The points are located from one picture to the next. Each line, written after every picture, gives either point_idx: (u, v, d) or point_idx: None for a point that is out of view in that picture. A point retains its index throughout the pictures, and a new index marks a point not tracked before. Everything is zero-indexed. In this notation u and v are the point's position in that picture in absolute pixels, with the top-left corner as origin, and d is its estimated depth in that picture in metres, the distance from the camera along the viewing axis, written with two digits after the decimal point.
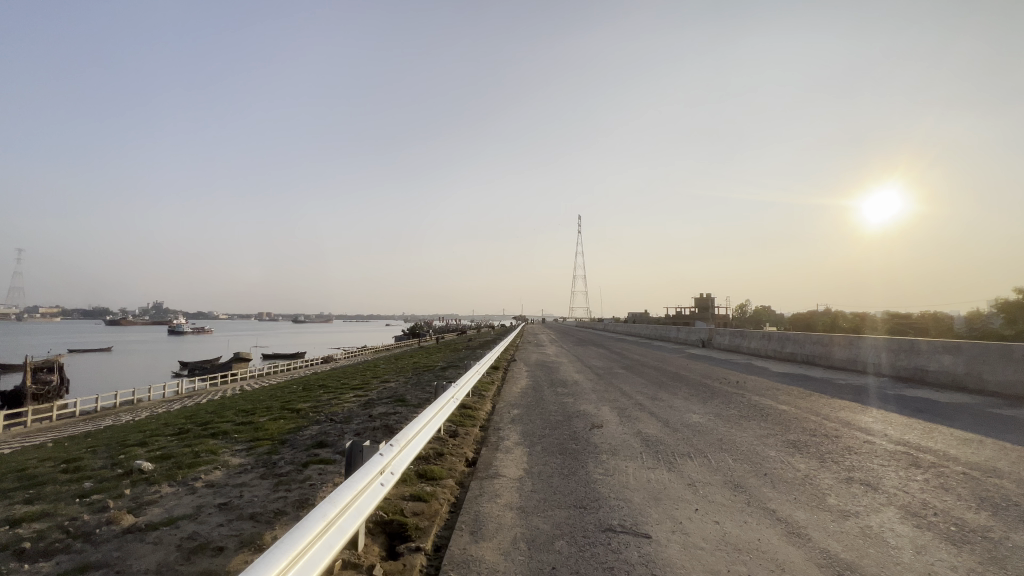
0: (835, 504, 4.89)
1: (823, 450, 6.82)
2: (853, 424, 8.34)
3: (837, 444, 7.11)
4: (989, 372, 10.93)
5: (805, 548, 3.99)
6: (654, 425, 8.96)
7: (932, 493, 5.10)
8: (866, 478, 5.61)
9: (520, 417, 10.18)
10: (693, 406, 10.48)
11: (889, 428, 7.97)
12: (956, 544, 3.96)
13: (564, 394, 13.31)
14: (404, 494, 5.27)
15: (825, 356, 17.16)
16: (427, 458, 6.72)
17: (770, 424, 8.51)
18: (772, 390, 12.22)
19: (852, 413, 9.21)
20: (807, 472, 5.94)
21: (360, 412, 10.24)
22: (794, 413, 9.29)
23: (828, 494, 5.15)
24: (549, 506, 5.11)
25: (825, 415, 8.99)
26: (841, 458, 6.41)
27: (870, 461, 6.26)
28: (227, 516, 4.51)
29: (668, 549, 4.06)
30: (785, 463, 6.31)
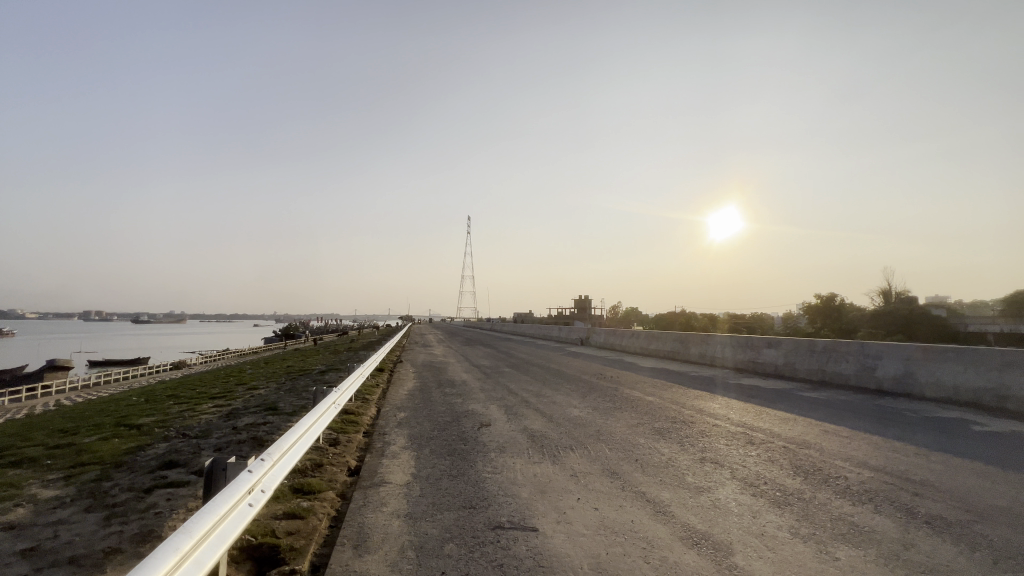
0: (692, 482, 5.56)
1: (682, 435, 7.75)
2: (704, 410, 9.61)
3: (692, 429, 8.12)
4: (800, 361, 13.39)
5: (670, 524, 4.47)
6: (539, 420, 9.34)
7: (763, 465, 6.08)
8: (715, 457, 6.49)
9: (407, 420, 9.90)
10: (575, 401, 11.15)
11: (731, 412, 9.34)
12: (780, 506, 4.77)
13: (452, 394, 13.28)
14: (277, 512, 4.77)
15: (682, 352, 19.53)
16: (303, 471, 6.16)
17: (639, 414, 9.42)
18: (641, 383, 13.54)
19: (703, 400, 10.60)
20: (670, 455, 6.69)
21: (221, 424, 9.05)
22: (658, 404, 10.40)
23: (686, 474, 5.83)
24: (438, 510, 5.01)
25: (682, 404, 10.23)
26: (695, 441, 7.33)
27: (718, 442, 7.24)
28: (35, 565, 3.63)
29: (553, 539, 4.24)
30: (652, 448, 7.02)
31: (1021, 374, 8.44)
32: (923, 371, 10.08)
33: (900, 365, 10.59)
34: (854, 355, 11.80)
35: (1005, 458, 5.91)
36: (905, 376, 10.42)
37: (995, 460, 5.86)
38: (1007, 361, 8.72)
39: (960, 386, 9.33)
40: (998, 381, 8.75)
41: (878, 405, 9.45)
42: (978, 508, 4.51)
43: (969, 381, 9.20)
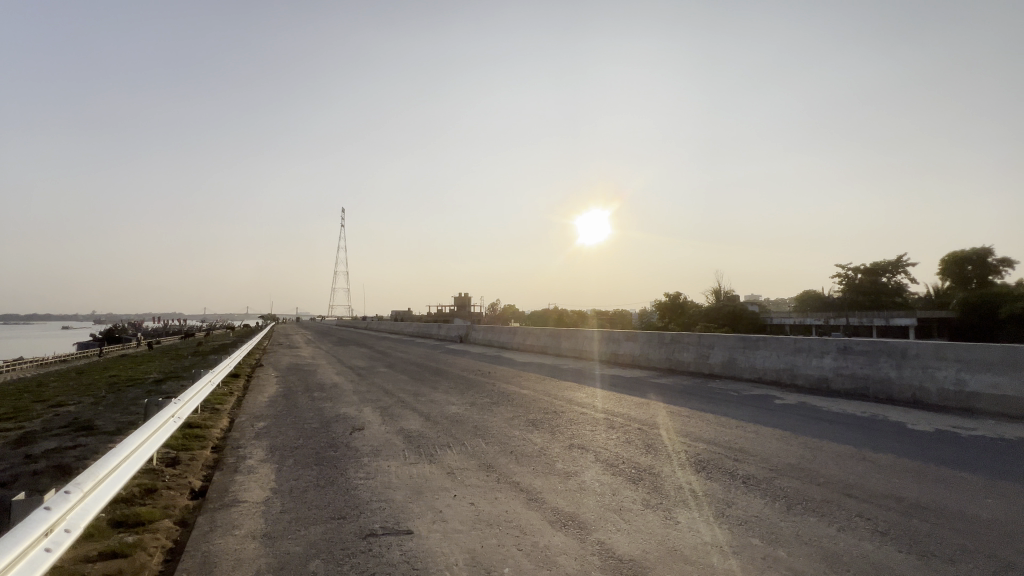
0: (561, 467, 5.95)
1: (553, 424, 8.24)
2: (573, 399, 10.34)
3: (562, 418, 8.68)
4: (652, 352, 15.16)
5: (541, 509, 4.72)
6: (416, 420, 9.15)
7: (621, 446, 6.75)
8: (581, 443, 7.04)
9: (267, 429, 8.95)
10: (453, 398, 11.15)
11: (595, 400, 10.20)
12: (635, 482, 5.35)
13: (322, 398, 12.34)
14: (89, 554, 3.93)
15: (554, 347, 20.78)
16: (129, 499, 5.18)
17: (514, 407, 9.79)
18: (517, 378, 14.08)
19: (572, 391, 11.41)
20: (542, 444, 7.07)
21: (8, 453, 7.18)
22: (532, 396, 10.92)
23: (556, 461, 6.21)
24: (302, 526, 4.60)
25: (553, 395, 10.88)
26: (565, 429, 7.86)
27: (584, 429, 7.85)
28: None
29: (429, 540, 4.19)
30: (526, 439, 7.35)
31: (807, 357, 10.65)
32: (742, 357, 12.13)
33: (727, 353, 12.60)
34: (693, 345, 13.73)
35: (797, 424, 7.38)
36: (730, 361, 12.43)
37: (791, 426, 7.29)
38: (798, 347, 10.92)
39: (767, 368, 11.43)
40: (793, 363, 10.91)
41: (710, 387, 11.13)
42: (778, 466, 5.56)
43: (774, 363, 11.32)
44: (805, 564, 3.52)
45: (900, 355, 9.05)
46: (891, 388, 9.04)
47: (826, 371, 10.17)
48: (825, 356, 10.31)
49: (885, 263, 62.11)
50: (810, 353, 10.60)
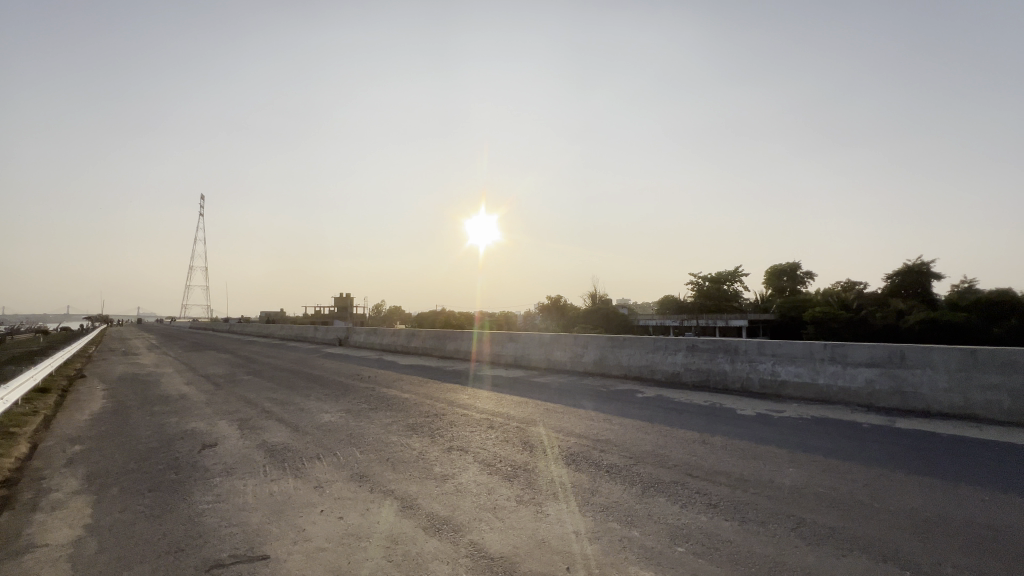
0: (438, 471, 5.88)
1: (433, 428, 8.11)
2: (454, 401, 10.31)
3: (443, 421, 8.59)
4: (533, 352, 15.78)
5: (416, 516, 4.60)
6: (281, 431, 8.33)
7: (499, 445, 6.89)
8: (460, 444, 7.03)
9: (86, 454, 7.43)
10: (326, 405, 10.39)
11: (477, 401, 10.30)
12: (510, 480, 5.48)
13: (164, 412, 10.63)
14: None
15: (439, 348, 20.55)
16: None
17: (394, 412, 9.45)
18: (399, 381, 13.62)
19: (454, 392, 11.39)
20: (420, 448, 6.91)
21: None
22: (412, 400, 10.65)
23: (434, 465, 6.11)
24: (126, 566, 3.89)
25: (435, 398, 10.74)
26: (445, 432, 7.78)
27: (464, 430, 7.86)
28: None
29: (288, 563, 3.83)
30: (403, 445, 7.12)
31: (664, 354, 11.98)
32: (612, 355, 13.23)
33: (598, 351, 13.63)
34: (569, 345, 14.59)
35: (654, 415, 8.25)
36: (601, 359, 13.46)
37: (648, 417, 8.12)
38: (656, 345, 12.22)
39: (632, 365, 12.62)
40: (652, 359, 12.19)
41: (583, 383, 11.93)
42: (637, 454, 6.14)
43: (637, 360, 12.53)
44: (654, 542, 3.92)
45: (734, 352, 10.61)
46: (726, 380, 10.58)
47: (679, 366, 11.55)
48: (677, 353, 11.70)
49: (725, 273, 72.90)
50: (666, 351, 11.94)
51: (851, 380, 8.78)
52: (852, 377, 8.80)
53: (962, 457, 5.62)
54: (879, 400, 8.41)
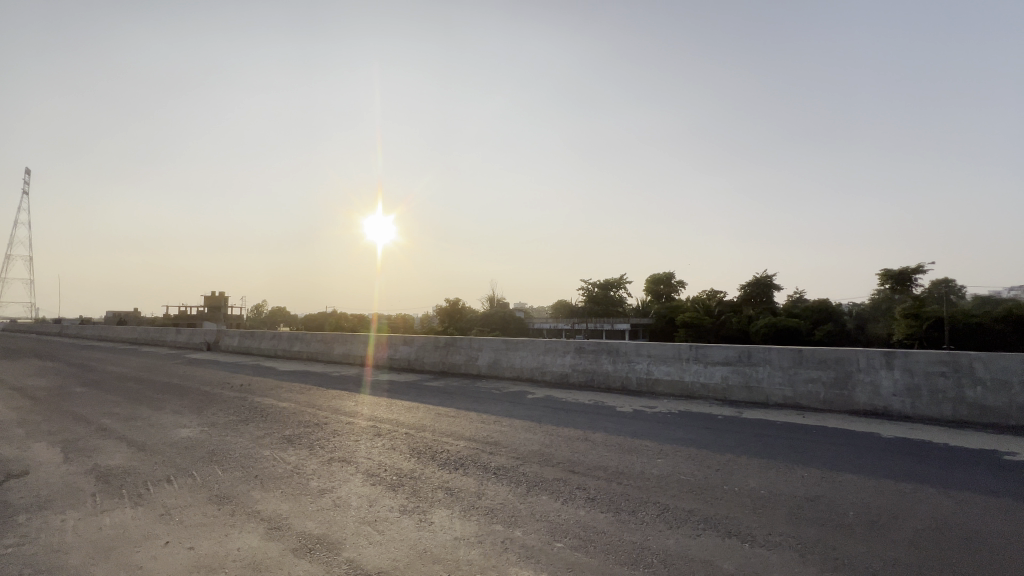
0: (315, 485, 5.43)
1: (313, 438, 7.51)
2: (339, 409, 9.66)
3: (324, 430, 7.99)
4: (427, 355, 15.43)
5: (284, 538, 4.18)
6: (121, 452, 7.08)
7: (386, 453, 6.59)
8: (343, 455, 6.58)
9: None
10: (184, 419, 9.07)
11: (364, 407, 9.77)
12: (395, 489, 5.25)
13: None
14: None
15: (326, 353, 19.19)
16: None
17: (267, 423, 8.57)
18: (276, 389, 12.40)
19: (340, 399, 10.69)
20: (296, 462, 6.33)
21: None
22: (290, 409, 9.76)
23: (310, 479, 5.63)
24: None
25: (317, 406, 9.97)
26: (326, 442, 7.24)
27: (348, 439, 7.38)
28: None
29: None
30: (276, 459, 6.47)
31: (553, 356, 12.49)
32: (505, 358, 13.44)
33: (492, 354, 13.77)
34: (464, 348, 14.54)
35: (542, 415, 8.53)
36: (495, 362, 13.62)
37: (537, 417, 8.37)
38: (547, 347, 12.69)
39: (524, 367, 12.96)
40: (543, 361, 12.64)
41: (477, 386, 11.96)
42: (524, 454, 6.28)
43: (529, 362, 12.90)
44: (534, 540, 4.01)
45: (615, 353, 11.41)
46: (609, 379, 11.36)
47: (567, 367, 12.13)
48: (566, 355, 12.28)
49: (611, 281, 78.69)
50: (556, 353, 12.45)
51: (710, 377, 9.96)
52: (710, 375, 9.98)
53: (790, 440, 6.65)
54: (731, 394, 9.64)
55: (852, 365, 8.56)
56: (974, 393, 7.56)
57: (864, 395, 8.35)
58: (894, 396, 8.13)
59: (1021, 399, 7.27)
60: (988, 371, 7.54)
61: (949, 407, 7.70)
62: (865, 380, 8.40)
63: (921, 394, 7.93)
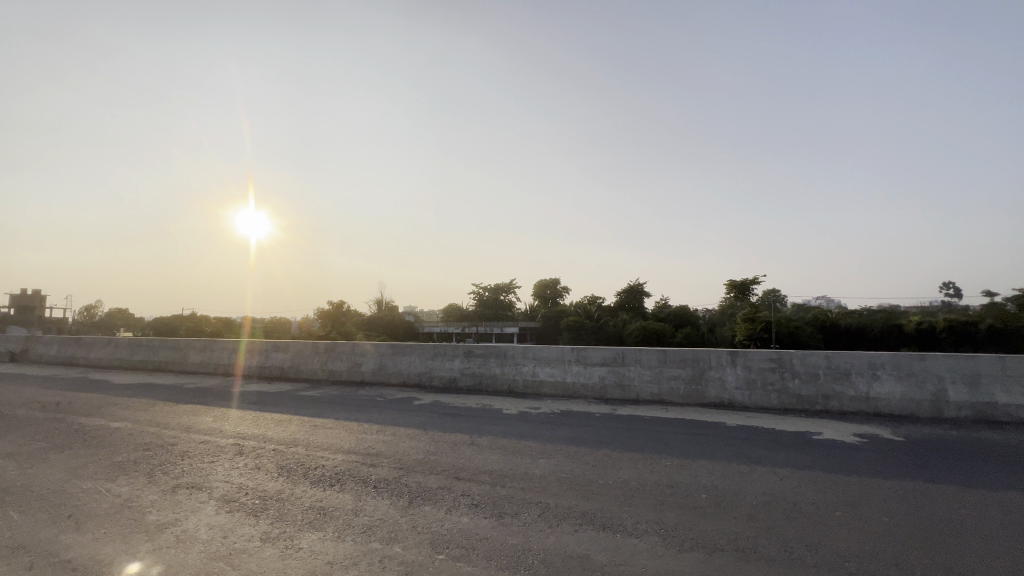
0: (153, 520, 4.59)
1: (154, 463, 6.37)
2: (191, 427, 8.36)
3: (171, 452, 6.84)
4: (303, 363, 14.15)
5: None
6: None
7: (248, 474, 5.84)
8: (193, 480, 5.68)
9: None
10: None
11: (224, 423, 8.59)
12: (257, 515, 4.66)
13: None
14: None
15: (178, 362, 16.60)
16: None
17: (92, 449, 7.09)
18: (108, 407, 10.35)
19: (193, 416, 9.27)
20: (128, 494, 5.30)
21: None
22: (125, 430, 8.20)
23: (146, 514, 4.74)
24: None
25: (162, 425, 8.52)
26: (171, 467, 6.19)
27: (201, 461, 6.41)
28: None
29: None
30: (100, 492, 5.35)
31: (441, 360, 12.28)
32: (391, 363, 12.88)
33: (378, 359, 13.10)
34: (346, 354, 13.62)
35: (428, 421, 8.30)
36: (380, 368, 12.98)
37: (424, 424, 8.12)
38: (435, 352, 12.44)
39: (411, 372, 12.55)
40: (431, 366, 12.36)
41: (359, 394, 11.26)
42: (407, 463, 6.03)
43: (416, 368, 12.52)
44: (415, 554, 3.84)
45: (503, 356, 11.60)
46: (496, 382, 11.50)
47: (455, 372, 12.01)
48: (455, 359, 12.15)
49: (501, 285, 80.43)
50: (444, 357, 12.26)
51: (589, 377, 10.61)
52: (589, 375, 10.63)
53: (656, 433, 7.33)
54: (607, 392, 10.38)
55: (706, 363, 9.75)
56: (793, 384, 9.09)
57: (714, 389, 9.56)
58: (736, 388, 9.42)
59: (825, 387, 8.90)
60: (803, 366, 9.11)
61: (776, 396, 9.15)
62: (715, 376, 9.62)
63: (756, 386, 9.31)
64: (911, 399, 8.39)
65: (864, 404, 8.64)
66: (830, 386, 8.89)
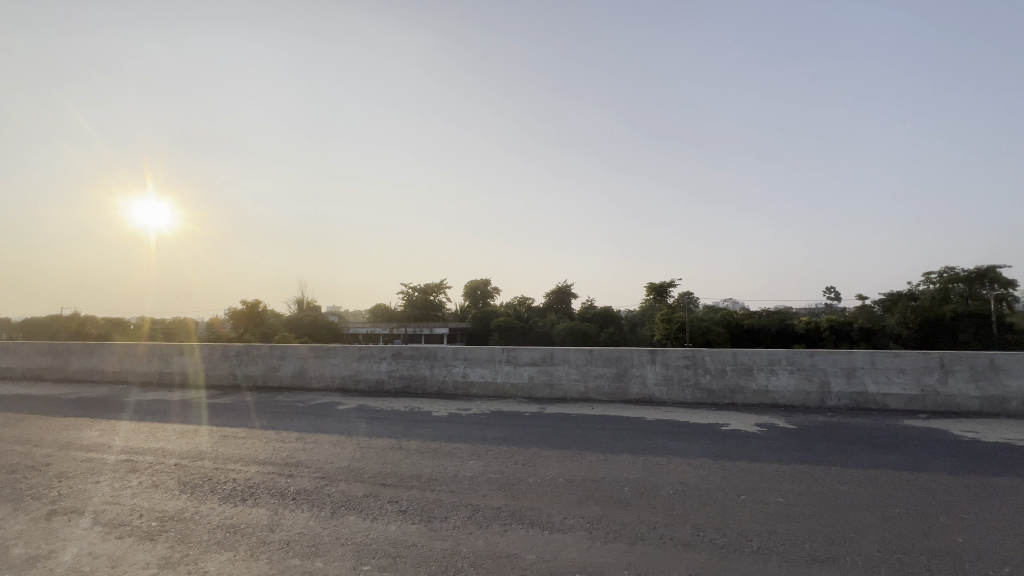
0: (19, 554, 3.95)
1: (22, 487, 5.50)
2: (71, 443, 7.32)
3: (44, 474, 5.94)
4: (212, 368, 12.94)
5: None
6: None
7: (142, 494, 5.23)
8: (73, 504, 4.98)
9: None
10: None
11: (113, 438, 7.61)
12: (153, 539, 4.18)
13: None
14: None
15: (54, 369, 14.48)
16: None
17: None
18: None
19: (74, 430, 8.13)
20: None
21: None
22: None
23: (11, 547, 4.08)
24: None
25: (32, 442, 7.37)
26: (45, 491, 5.37)
27: (84, 482, 5.63)
28: None
29: None
30: None
31: (368, 362, 11.83)
32: (312, 367, 12.17)
33: (297, 363, 12.33)
34: (261, 358, 12.67)
35: (354, 426, 7.95)
36: (300, 371, 12.23)
37: (349, 430, 7.76)
38: (362, 354, 11.94)
39: (335, 376, 11.96)
40: (357, 369, 11.86)
41: (277, 400, 10.52)
42: (330, 472, 5.74)
43: (341, 371, 11.95)
44: (338, 568, 3.66)
45: (432, 357, 11.41)
46: (426, 384, 11.28)
47: (383, 375, 11.62)
48: (382, 361, 11.76)
49: (431, 285, 79.20)
50: (371, 359, 11.82)
51: (519, 377, 10.75)
52: (519, 375, 10.77)
53: (583, 430, 7.59)
54: (536, 391, 10.58)
55: (628, 361, 10.26)
56: (705, 379, 9.84)
57: (636, 386, 10.10)
58: (656, 385, 10.02)
59: (732, 382, 9.73)
60: (714, 363, 9.89)
61: (691, 391, 9.85)
62: (637, 373, 10.16)
63: (673, 382, 9.95)
64: (802, 391, 9.41)
65: (764, 396, 9.55)
66: (736, 380, 9.73)
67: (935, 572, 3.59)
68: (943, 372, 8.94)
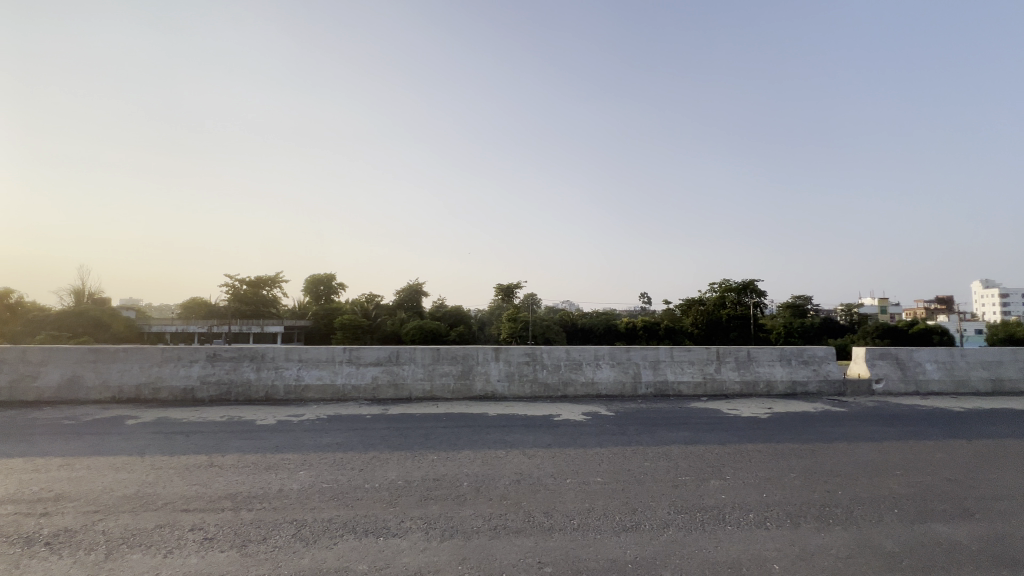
0: None
1: None
2: None
3: None
4: None
5: None
6: None
7: None
8: None
9: None
10: None
11: None
12: None
13: None
14: None
15: None
16: None
17: None
18: None
19: None
20: None
21: None
22: None
23: None
24: None
25: None
26: None
27: None
28: None
29: None
30: None
31: (173, 366, 9.93)
32: (92, 374, 9.73)
33: (68, 370, 9.73)
34: (9, 364, 9.67)
35: (147, 444, 6.57)
36: (72, 380, 9.67)
37: (140, 448, 6.39)
38: (166, 357, 9.99)
39: (125, 384, 9.74)
40: (157, 375, 9.86)
41: (32, 419, 8.13)
42: (107, 503, 4.64)
43: (133, 378, 9.78)
44: None
45: (260, 359, 10.12)
46: (250, 390, 9.94)
47: (194, 380, 9.88)
48: (193, 364, 10.00)
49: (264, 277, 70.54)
50: (178, 363, 9.96)
51: (361, 378, 10.19)
52: (361, 375, 10.21)
53: (426, 429, 7.51)
54: (380, 392, 10.15)
55: (474, 359, 10.53)
56: (542, 374, 10.63)
57: (480, 383, 10.40)
58: (499, 381, 10.46)
59: (565, 376, 10.70)
60: (550, 359, 10.76)
61: (529, 386, 10.53)
62: (481, 370, 10.48)
63: (515, 378, 10.53)
64: (620, 382, 10.81)
65: (591, 387, 10.71)
66: (568, 374, 10.72)
67: (705, 525, 4.45)
68: (718, 363, 11.18)
